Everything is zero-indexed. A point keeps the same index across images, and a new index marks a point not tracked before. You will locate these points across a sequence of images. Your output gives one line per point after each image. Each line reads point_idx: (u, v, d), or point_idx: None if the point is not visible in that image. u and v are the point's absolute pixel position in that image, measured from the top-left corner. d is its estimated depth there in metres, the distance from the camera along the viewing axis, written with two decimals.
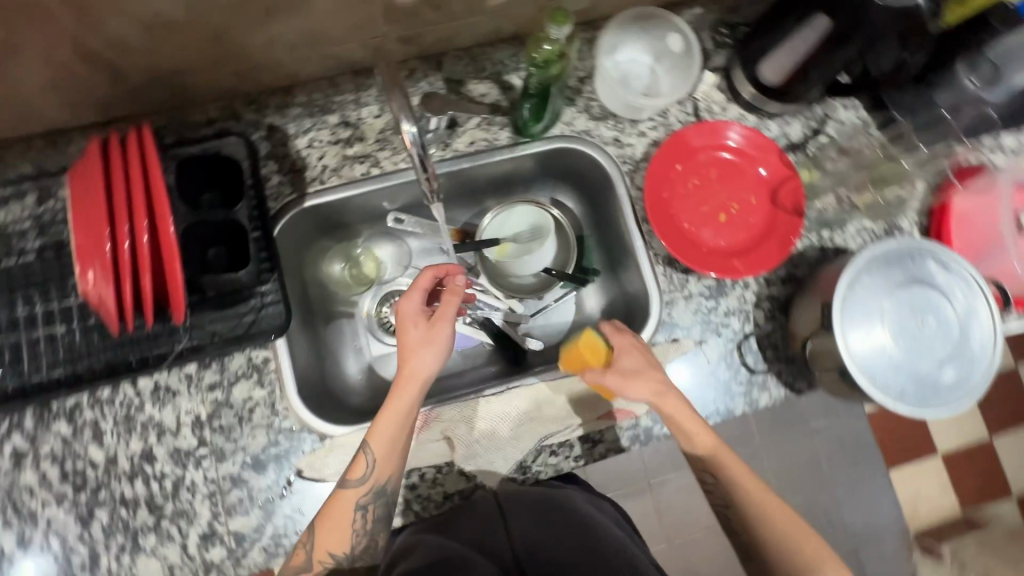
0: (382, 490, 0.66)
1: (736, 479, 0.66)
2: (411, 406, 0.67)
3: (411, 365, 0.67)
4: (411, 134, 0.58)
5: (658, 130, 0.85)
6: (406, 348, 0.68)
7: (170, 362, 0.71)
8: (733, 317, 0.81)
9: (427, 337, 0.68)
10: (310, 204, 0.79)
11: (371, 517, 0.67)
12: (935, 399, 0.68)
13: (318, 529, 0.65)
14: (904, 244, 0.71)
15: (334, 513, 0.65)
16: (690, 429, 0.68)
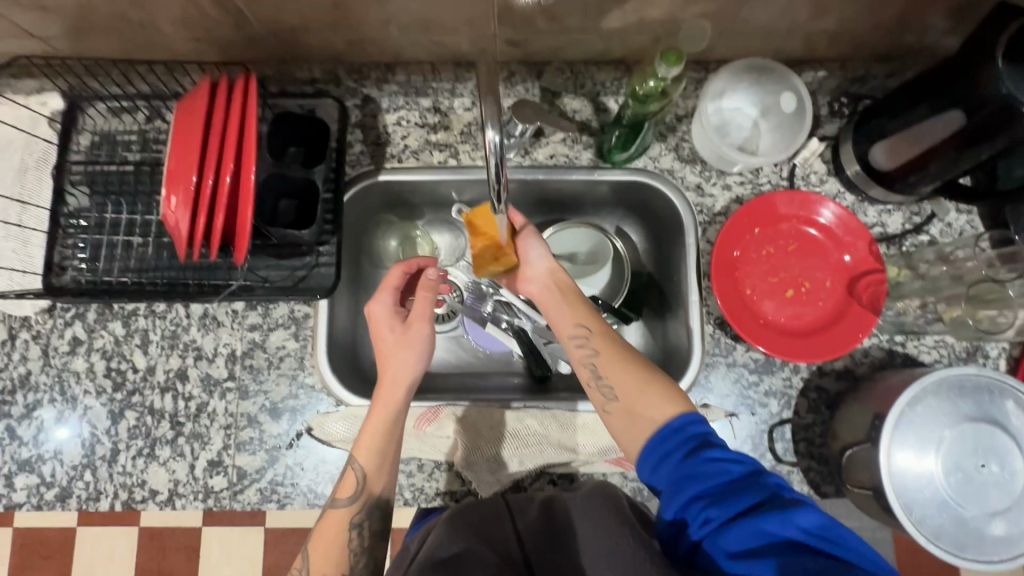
0: (376, 504, 0.67)
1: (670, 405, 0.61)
2: (397, 407, 0.69)
3: (391, 369, 0.70)
4: (495, 143, 0.52)
5: (744, 187, 0.81)
6: (386, 356, 0.71)
7: (222, 296, 0.74)
8: (773, 399, 0.77)
9: (400, 337, 0.71)
10: (383, 178, 0.81)
11: (367, 537, 0.67)
12: (975, 550, 0.62)
13: (313, 548, 0.66)
14: (985, 376, 0.65)
15: (325, 539, 0.66)
16: (628, 374, 0.64)
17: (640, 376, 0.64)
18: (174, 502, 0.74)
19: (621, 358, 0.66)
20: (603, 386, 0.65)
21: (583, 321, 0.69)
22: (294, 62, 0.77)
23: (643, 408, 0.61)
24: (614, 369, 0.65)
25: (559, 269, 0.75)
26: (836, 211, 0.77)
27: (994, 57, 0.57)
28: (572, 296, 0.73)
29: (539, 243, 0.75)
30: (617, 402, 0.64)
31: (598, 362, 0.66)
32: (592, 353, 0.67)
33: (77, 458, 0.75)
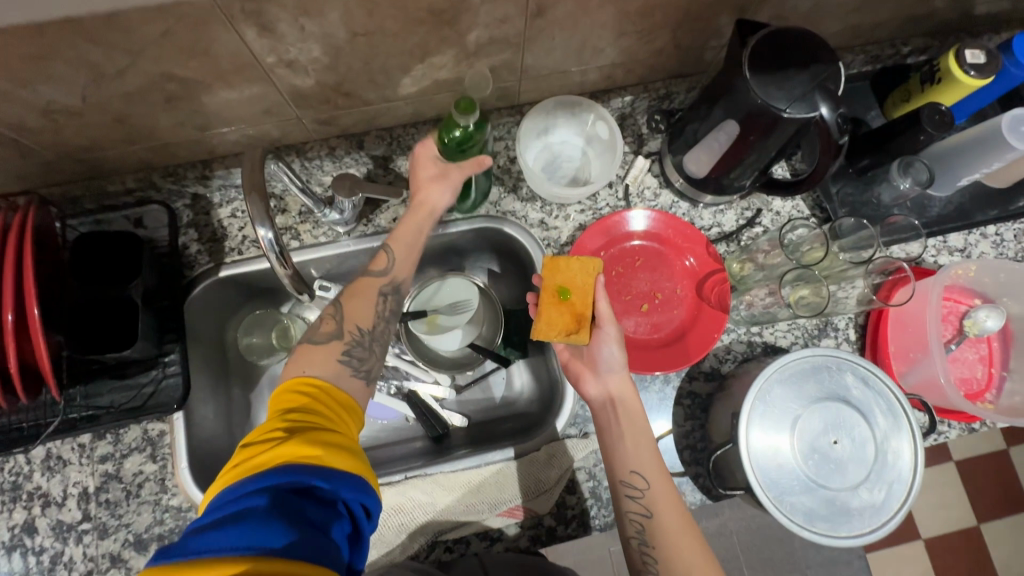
0: (399, 286, 0.73)
1: (681, 560, 0.61)
2: (421, 228, 0.75)
3: (427, 198, 0.75)
4: (269, 240, 0.57)
5: (585, 214, 0.84)
6: (419, 186, 0.75)
7: (45, 437, 0.70)
8: (651, 414, 0.78)
9: (439, 174, 0.74)
10: (225, 272, 0.80)
11: (389, 307, 0.72)
12: (847, 526, 0.63)
13: (345, 301, 0.69)
14: (822, 356, 0.68)
15: (362, 293, 0.70)
16: (665, 511, 0.64)
17: (698, 556, 0.61)
18: None
19: (676, 515, 0.64)
20: (647, 555, 0.63)
21: (641, 469, 0.66)
22: (104, 175, 0.75)
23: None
24: (669, 535, 0.62)
25: (626, 386, 0.71)
26: (670, 220, 0.81)
27: (741, 68, 0.62)
28: (638, 431, 0.68)
29: (616, 344, 0.70)
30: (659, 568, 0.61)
31: (646, 526, 0.64)
32: (642, 512, 0.64)
33: None
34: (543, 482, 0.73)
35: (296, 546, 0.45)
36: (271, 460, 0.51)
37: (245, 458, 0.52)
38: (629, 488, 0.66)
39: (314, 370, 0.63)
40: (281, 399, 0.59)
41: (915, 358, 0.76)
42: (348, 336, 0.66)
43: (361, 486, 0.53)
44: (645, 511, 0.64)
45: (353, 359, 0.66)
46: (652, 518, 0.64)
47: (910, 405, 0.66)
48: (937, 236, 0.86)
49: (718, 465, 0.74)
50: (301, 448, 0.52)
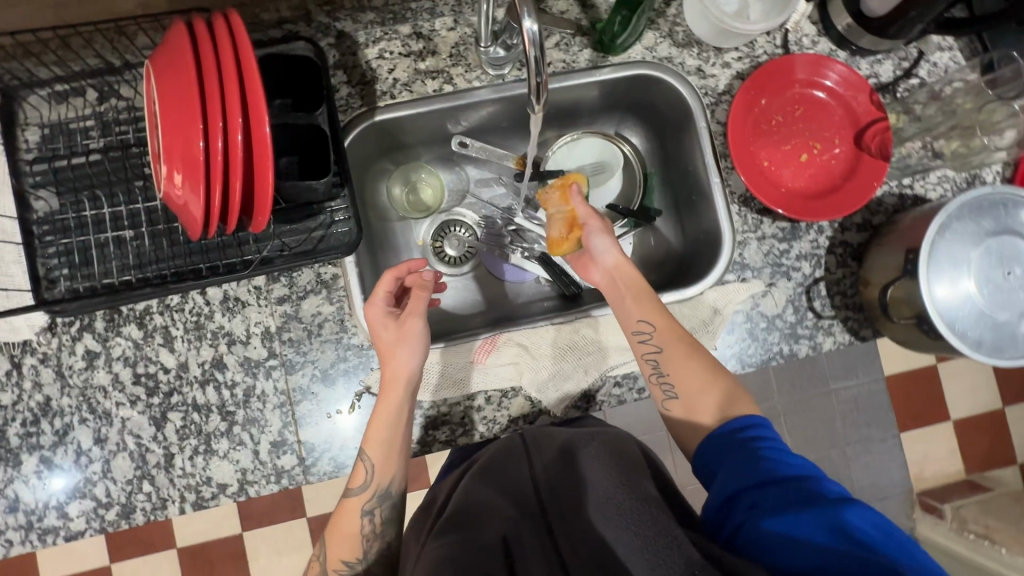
0: (387, 491, 0.69)
1: (695, 381, 0.68)
2: (399, 404, 0.68)
3: (393, 366, 0.68)
4: (534, 32, 0.53)
5: (743, 62, 0.81)
6: (384, 358, 0.69)
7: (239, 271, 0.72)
8: (805, 261, 0.80)
9: (397, 339, 0.68)
10: (380, 118, 0.77)
11: (380, 521, 0.69)
12: (1012, 349, 0.68)
13: (328, 536, 0.69)
14: (999, 192, 0.69)
15: (344, 521, 0.69)
16: (677, 348, 0.70)
17: (717, 382, 0.68)
18: (247, 490, 0.72)
19: (689, 355, 0.69)
20: (664, 385, 0.70)
21: (647, 317, 0.71)
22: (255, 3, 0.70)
23: (702, 413, 0.67)
24: (677, 364, 0.69)
25: (625, 263, 0.75)
26: (835, 65, 0.78)
27: None
28: (639, 289, 0.73)
29: (605, 236, 0.76)
30: (678, 400, 0.69)
31: (660, 360, 0.70)
32: (653, 348, 0.70)
33: (129, 472, 0.71)
34: (705, 320, 0.78)
35: None
36: None
37: None
38: (639, 335, 0.71)
39: (342, 553, 0.67)
40: None
41: None
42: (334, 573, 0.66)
43: None
44: (656, 348, 0.70)
45: (366, 466, 0.68)
46: (662, 352, 0.70)
47: None
48: None
49: (865, 303, 0.78)
50: None
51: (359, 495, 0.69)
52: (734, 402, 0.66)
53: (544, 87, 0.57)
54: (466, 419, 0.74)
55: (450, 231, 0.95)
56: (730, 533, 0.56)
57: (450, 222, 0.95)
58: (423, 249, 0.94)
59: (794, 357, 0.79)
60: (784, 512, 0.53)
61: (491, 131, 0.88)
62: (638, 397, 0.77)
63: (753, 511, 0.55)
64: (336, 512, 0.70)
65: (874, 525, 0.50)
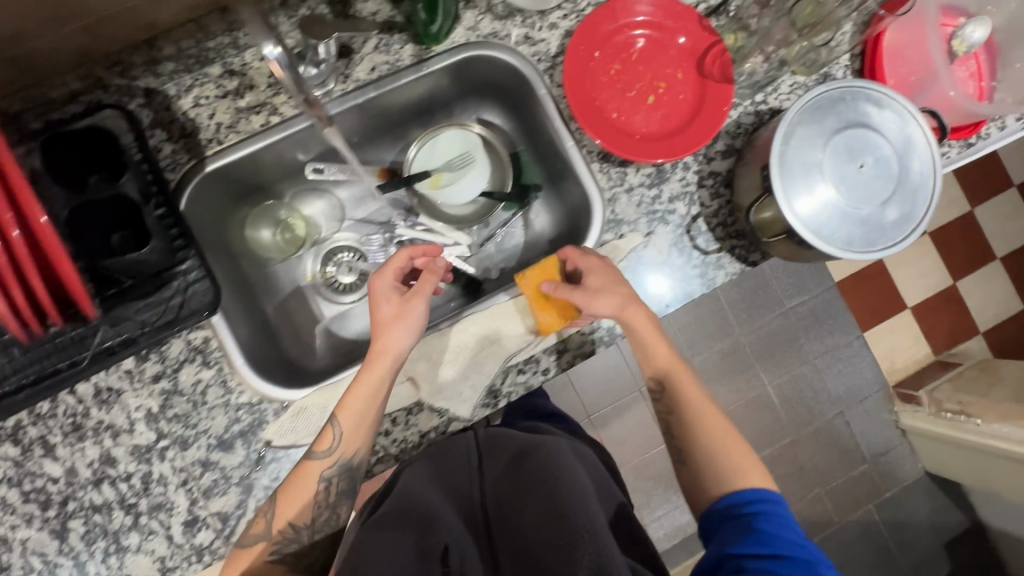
0: (347, 462, 0.68)
1: (712, 447, 0.74)
2: (381, 381, 0.68)
3: (384, 341, 0.70)
4: (276, 57, 0.54)
5: (570, 19, 0.79)
6: (378, 332, 0.70)
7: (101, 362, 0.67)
8: (679, 201, 0.79)
9: (394, 316, 0.71)
10: (212, 167, 0.74)
11: (335, 491, 0.69)
12: (882, 240, 0.68)
13: (283, 492, 0.67)
14: (835, 90, 0.69)
15: (298, 486, 0.67)
16: (692, 402, 0.77)
17: (731, 441, 0.74)
18: None
19: (713, 418, 0.76)
20: (672, 442, 0.78)
21: (666, 370, 0.78)
22: (40, 82, 0.67)
23: (710, 476, 0.73)
24: (694, 422, 0.76)
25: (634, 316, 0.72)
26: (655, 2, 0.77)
27: None
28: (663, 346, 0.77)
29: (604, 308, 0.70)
30: (686, 458, 0.76)
31: (670, 419, 0.78)
32: (666, 411, 0.79)
33: None
34: None
35: None
36: None
37: None
38: (654, 384, 0.80)
39: (291, 512, 0.67)
40: None
41: (918, 87, 0.79)
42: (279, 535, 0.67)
43: None
44: (667, 408, 0.79)
45: (338, 436, 0.68)
46: (672, 414, 0.78)
47: (924, 117, 0.69)
48: None
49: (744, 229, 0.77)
50: None
51: (318, 460, 0.68)
52: (749, 470, 0.72)
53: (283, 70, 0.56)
54: (378, 447, 0.73)
55: (336, 258, 0.92)
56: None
57: (333, 249, 0.92)
58: (313, 283, 0.91)
59: (691, 299, 0.79)
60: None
61: (344, 151, 0.86)
62: (545, 377, 0.75)
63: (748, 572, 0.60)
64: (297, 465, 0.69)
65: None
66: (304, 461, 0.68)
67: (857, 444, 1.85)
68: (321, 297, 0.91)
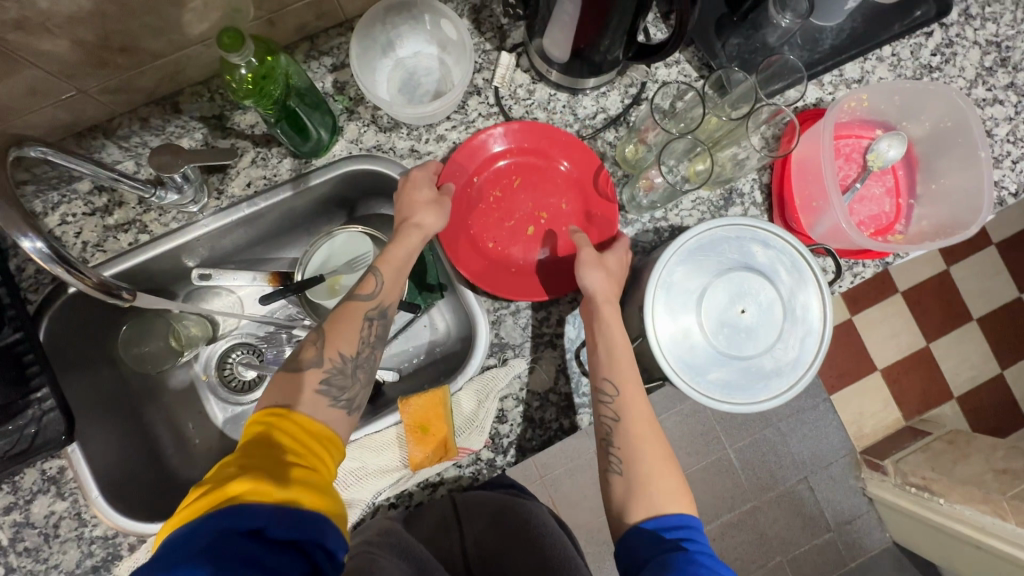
0: (386, 311, 0.66)
1: (647, 463, 0.63)
2: (411, 254, 0.69)
3: (421, 218, 0.69)
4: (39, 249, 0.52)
5: (458, 130, 0.76)
6: (412, 207, 0.69)
7: None
8: (569, 325, 0.75)
9: (436, 199, 0.70)
10: (75, 289, 0.71)
11: (374, 333, 0.65)
12: (763, 389, 0.63)
13: (330, 326, 0.63)
14: (718, 227, 0.65)
15: (347, 317, 0.64)
16: (644, 424, 0.65)
17: (642, 430, 0.65)
18: None
19: (660, 449, 0.64)
20: (612, 455, 0.65)
21: (621, 390, 0.65)
22: None
23: (643, 495, 0.61)
24: (635, 439, 0.64)
25: (613, 298, 0.68)
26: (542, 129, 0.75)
27: None
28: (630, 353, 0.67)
29: (597, 276, 0.67)
30: (621, 477, 0.63)
31: (614, 429, 0.65)
32: (612, 416, 0.66)
33: None
34: (470, 417, 0.71)
35: (271, 535, 0.46)
36: (232, 493, 0.48)
37: (211, 486, 0.48)
38: (601, 395, 0.66)
39: (280, 399, 0.57)
40: (248, 433, 0.54)
41: (818, 209, 0.72)
42: (328, 363, 0.60)
43: (321, 529, 0.49)
44: (614, 415, 0.65)
45: (370, 324, 0.65)
46: (620, 422, 0.65)
47: (814, 259, 0.64)
48: (831, 71, 0.81)
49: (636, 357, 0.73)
50: (305, 494, 0.50)
51: (361, 300, 0.65)
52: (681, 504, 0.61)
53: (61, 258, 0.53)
54: None
55: (233, 356, 0.88)
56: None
57: (229, 348, 0.88)
58: (208, 383, 0.87)
59: (577, 429, 0.73)
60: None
61: (234, 254, 0.82)
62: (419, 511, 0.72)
63: None
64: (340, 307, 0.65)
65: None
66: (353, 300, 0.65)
67: (821, 511, 1.62)
68: (216, 397, 0.87)
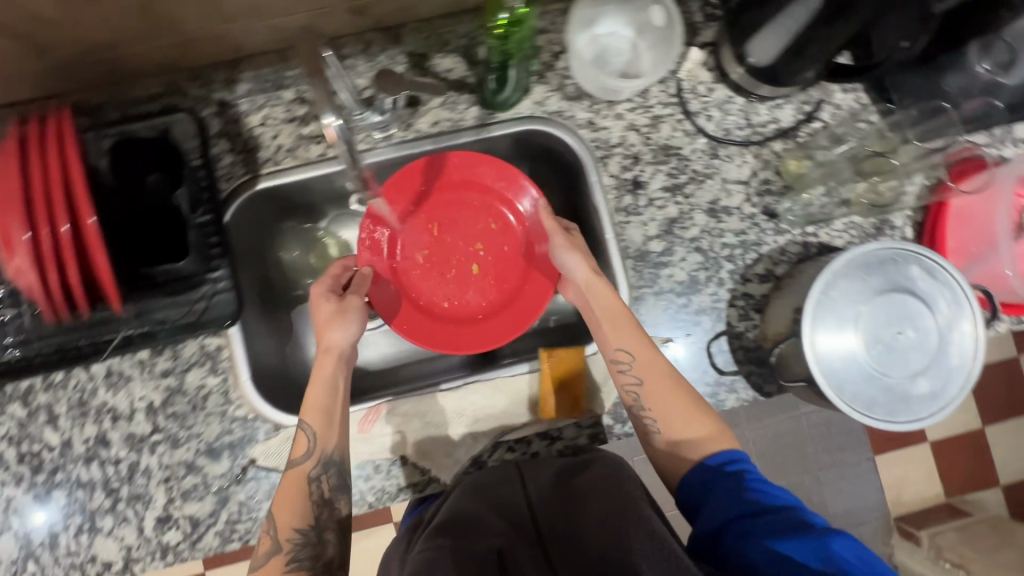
0: (331, 460, 0.66)
1: (681, 418, 0.65)
2: (331, 380, 0.70)
3: (327, 340, 0.71)
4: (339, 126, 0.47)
5: (636, 112, 0.79)
6: (320, 330, 0.71)
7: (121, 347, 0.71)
8: (705, 317, 0.78)
9: (337, 314, 0.71)
10: (263, 185, 0.77)
11: (327, 489, 0.66)
12: (904, 412, 0.65)
13: (275, 505, 0.64)
14: (888, 249, 0.67)
15: (287, 492, 0.64)
16: (657, 383, 0.67)
17: (661, 379, 0.67)
18: (132, 567, 0.71)
19: (688, 405, 0.66)
20: (647, 417, 0.66)
21: (625, 347, 0.68)
22: (125, 81, 0.72)
23: (685, 447, 0.63)
24: (654, 399, 0.66)
25: (593, 281, 0.72)
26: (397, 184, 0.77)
27: None
28: (619, 312, 0.70)
29: (573, 255, 0.73)
30: (660, 434, 0.65)
31: (641, 393, 0.67)
32: (633, 382, 0.68)
33: (14, 552, 0.71)
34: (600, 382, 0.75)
35: None
36: None
37: None
38: (619, 364, 0.69)
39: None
40: None
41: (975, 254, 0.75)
42: (286, 546, 0.61)
43: None
44: (637, 379, 0.67)
45: (319, 480, 0.65)
46: (643, 386, 0.67)
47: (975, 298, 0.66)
48: (1004, 126, 0.82)
49: (766, 358, 0.76)
50: None
51: (304, 466, 0.65)
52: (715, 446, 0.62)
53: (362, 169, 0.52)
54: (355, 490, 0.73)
55: None
56: (722, 557, 0.54)
57: None
58: None
59: None
60: (776, 537, 0.51)
61: None
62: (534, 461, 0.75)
63: (747, 534, 0.53)
64: (286, 476, 0.65)
65: (858, 557, 0.49)
66: (300, 463, 0.65)
67: None
68: None
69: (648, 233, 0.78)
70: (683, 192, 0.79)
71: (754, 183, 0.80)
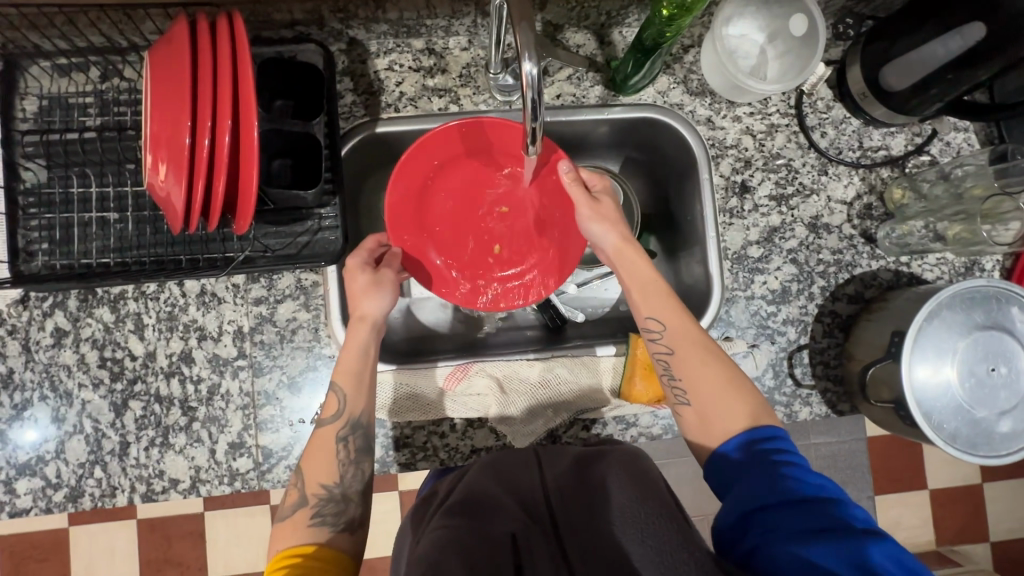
0: (358, 423, 0.64)
1: (715, 392, 0.61)
2: (367, 346, 0.66)
3: (362, 307, 0.67)
4: (533, 75, 0.48)
5: (754, 117, 0.81)
6: (353, 301, 0.68)
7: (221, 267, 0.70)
8: (790, 327, 0.79)
9: (375, 283, 0.68)
10: (381, 129, 0.76)
11: (353, 450, 0.64)
12: (985, 447, 0.67)
13: (304, 461, 0.63)
14: (994, 287, 0.68)
15: (316, 451, 0.63)
16: (700, 365, 0.62)
17: (691, 350, 0.63)
18: (199, 488, 0.71)
19: (721, 380, 0.61)
20: (676, 389, 0.63)
21: (657, 315, 0.65)
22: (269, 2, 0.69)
23: (715, 422, 0.60)
24: (689, 368, 0.63)
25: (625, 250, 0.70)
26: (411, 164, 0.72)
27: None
28: (655, 287, 0.67)
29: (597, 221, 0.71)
30: (690, 406, 0.62)
31: (670, 362, 0.64)
32: (664, 350, 0.64)
33: (82, 456, 0.70)
34: None
35: None
36: None
37: None
38: (647, 332, 0.66)
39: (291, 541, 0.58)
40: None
41: None
42: (313, 499, 0.61)
43: None
44: (667, 349, 0.64)
45: (348, 442, 0.64)
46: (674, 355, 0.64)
47: None
48: None
49: (846, 377, 0.77)
50: None
51: (336, 424, 0.63)
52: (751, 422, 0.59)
53: (540, 129, 0.53)
54: (429, 444, 0.74)
55: None
56: (745, 554, 0.51)
57: None
58: None
59: None
60: (807, 540, 0.48)
61: None
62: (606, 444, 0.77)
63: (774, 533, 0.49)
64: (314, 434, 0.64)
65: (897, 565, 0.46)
66: (327, 424, 0.64)
67: None
68: None
69: (748, 238, 0.80)
70: (788, 203, 0.80)
71: (855, 205, 0.81)
